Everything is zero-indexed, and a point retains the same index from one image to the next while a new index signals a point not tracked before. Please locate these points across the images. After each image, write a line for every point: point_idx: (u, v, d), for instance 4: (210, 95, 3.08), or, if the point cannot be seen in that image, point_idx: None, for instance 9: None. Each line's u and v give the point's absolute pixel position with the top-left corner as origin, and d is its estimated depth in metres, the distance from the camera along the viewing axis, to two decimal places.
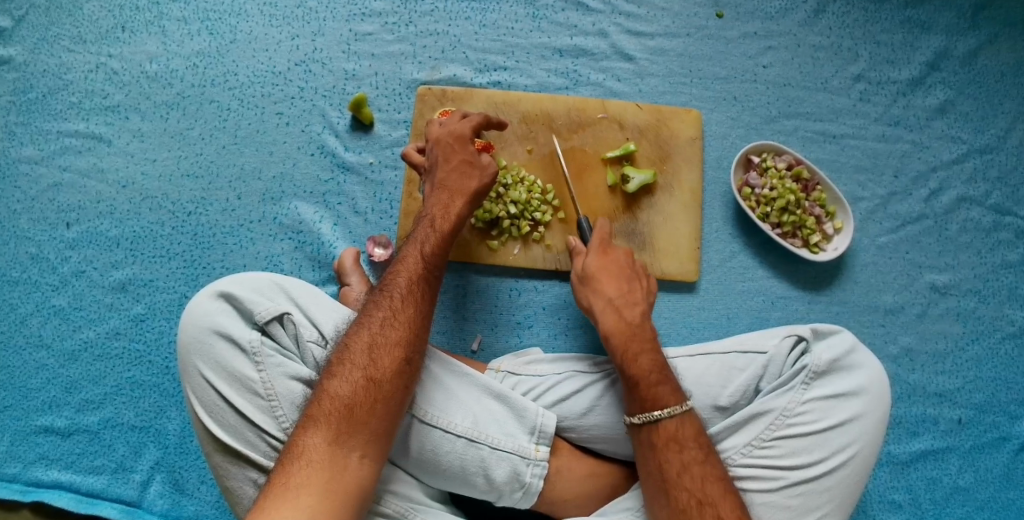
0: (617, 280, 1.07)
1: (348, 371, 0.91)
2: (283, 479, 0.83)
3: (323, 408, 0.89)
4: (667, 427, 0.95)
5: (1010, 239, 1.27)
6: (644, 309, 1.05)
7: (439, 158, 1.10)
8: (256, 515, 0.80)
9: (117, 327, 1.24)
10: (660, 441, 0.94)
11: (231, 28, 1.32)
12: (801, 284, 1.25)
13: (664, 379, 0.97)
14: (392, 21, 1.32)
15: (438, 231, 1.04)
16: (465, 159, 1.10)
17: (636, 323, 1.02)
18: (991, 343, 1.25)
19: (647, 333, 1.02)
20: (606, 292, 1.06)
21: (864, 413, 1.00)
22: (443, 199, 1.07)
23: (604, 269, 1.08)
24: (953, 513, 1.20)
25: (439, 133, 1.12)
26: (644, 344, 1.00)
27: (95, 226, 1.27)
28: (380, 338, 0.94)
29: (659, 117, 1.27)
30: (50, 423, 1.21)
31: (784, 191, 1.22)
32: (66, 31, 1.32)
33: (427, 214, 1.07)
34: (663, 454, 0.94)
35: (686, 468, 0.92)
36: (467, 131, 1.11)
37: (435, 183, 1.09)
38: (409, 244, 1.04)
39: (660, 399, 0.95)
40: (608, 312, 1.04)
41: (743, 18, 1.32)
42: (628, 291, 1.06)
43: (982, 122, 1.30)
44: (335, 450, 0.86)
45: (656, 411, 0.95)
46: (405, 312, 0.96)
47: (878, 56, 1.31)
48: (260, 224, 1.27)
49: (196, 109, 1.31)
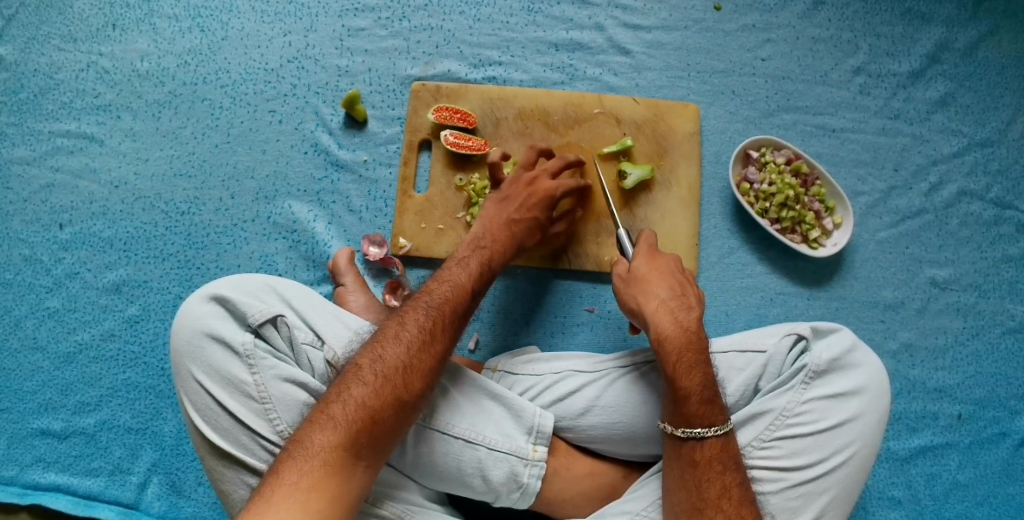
0: (670, 283, 1.02)
1: (380, 383, 0.89)
2: (293, 479, 0.81)
3: (345, 412, 0.87)
4: (713, 445, 0.93)
5: (1011, 233, 1.26)
6: (698, 314, 1.01)
7: (519, 200, 1.12)
8: (258, 512, 0.78)
9: (112, 328, 1.24)
10: (703, 458, 0.93)
11: (223, 25, 1.31)
12: (800, 281, 1.24)
13: (714, 395, 0.95)
14: (385, 15, 1.30)
15: (488, 267, 1.07)
16: (535, 218, 1.12)
17: (693, 328, 0.99)
18: (992, 338, 1.24)
19: (700, 339, 0.99)
20: (658, 293, 1.01)
21: (864, 412, 0.99)
22: (504, 240, 1.10)
23: (658, 272, 1.03)
24: (952, 509, 1.19)
25: (545, 186, 1.13)
26: (698, 354, 0.97)
27: (87, 227, 1.26)
28: (417, 359, 0.93)
29: (656, 112, 1.25)
30: (46, 426, 1.21)
31: (784, 186, 1.21)
32: (56, 29, 1.31)
33: (485, 246, 1.08)
34: (705, 472, 0.92)
35: (726, 490, 0.91)
36: (560, 193, 1.14)
37: (505, 220, 1.11)
38: (457, 267, 1.05)
39: (709, 415, 0.93)
40: (662, 315, 0.99)
41: (742, 11, 1.30)
42: (684, 296, 1.02)
43: (983, 114, 1.28)
44: (347, 456, 0.84)
45: (701, 428, 0.93)
46: (442, 341, 0.96)
47: (878, 48, 1.29)
48: (254, 224, 1.26)
49: (188, 107, 1.29)
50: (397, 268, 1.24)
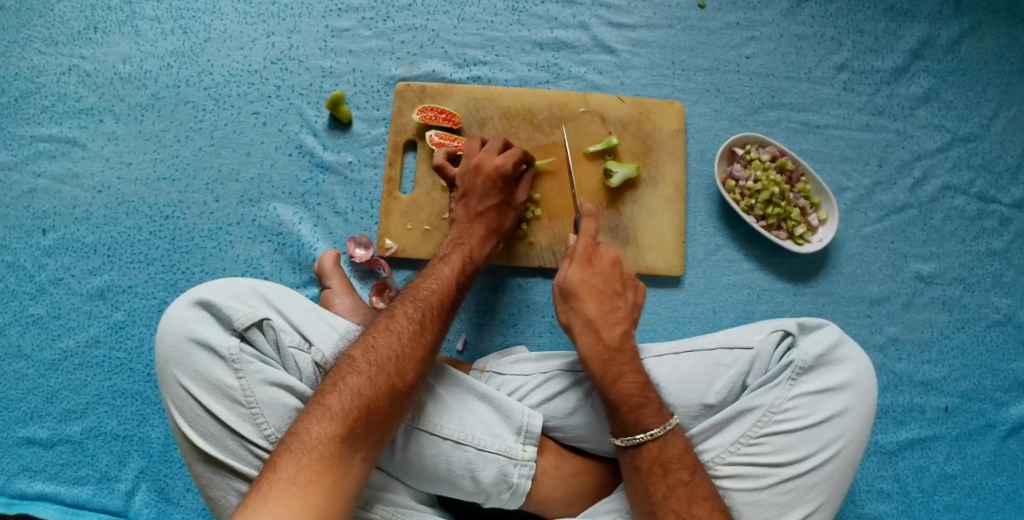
0: (598, 298, 1.07)
1: (373, 373, 0.90)
2: (291, 472, 0.80)
3: (341, 403, 0.87)
4: (651, 449, 0.94)
5: (994, 227, 1.27)
6: (624, 328, 1.05)
7: (476, 189, 1.13)
8: (257, 505, 0.77)
9: (97, 334, 1.23)
10: (645, 463, 0.94)
11: (205, 27, 1.30)
12: (787, 277, 1.25)
13: (647, 399, 0.97)
14: (369, 16, 1.30)
15: (473, 262, 1.10)
16: (501, 200, 1.13)
17: (615, 344, 1.03)
18: (977, 330, 1.25)
19: (625, 352, 1.02)
20: (586, 310, 1.06)
21: (852, 406, 0.99)
22: (481, 235, 1.12)
23: (587, 286, 1.07)
24: (940, 501, 1.20)
25: (484, 164, 1.13)
26: (624, 365, 1.01)
27: (71, 232, 1.25)
28: (408, 349, 0.94)
29: (641, 110, 1.25)
30: (32, 434, 1.20)
31: (769, 183, 1.21)
32: (37, 32, 1.29)
33: (464, 243, 1.11)
34: (648, 476, 0.93)
35: (672, 489, 0.91)
36: (510, 167, 1.13)
37: (472, 212, 1.13)
38: (442, 263, 1.07)
39: (642, 420, 0.95)
40: (585, 332, 1.04)
41: (726, 8, 1.30)
42: (611, 311, 1.06)
43: (966, 109, 1.29)
44: (344, 448, 0.84)
45: (638, 434, 0.95)
46: (431, 332, 0.97)
47: (862, 44, 1.29)
48: (239, 227, 1.25)
49: (171, 110, 1.28)
50: (384, 269, 1.23)
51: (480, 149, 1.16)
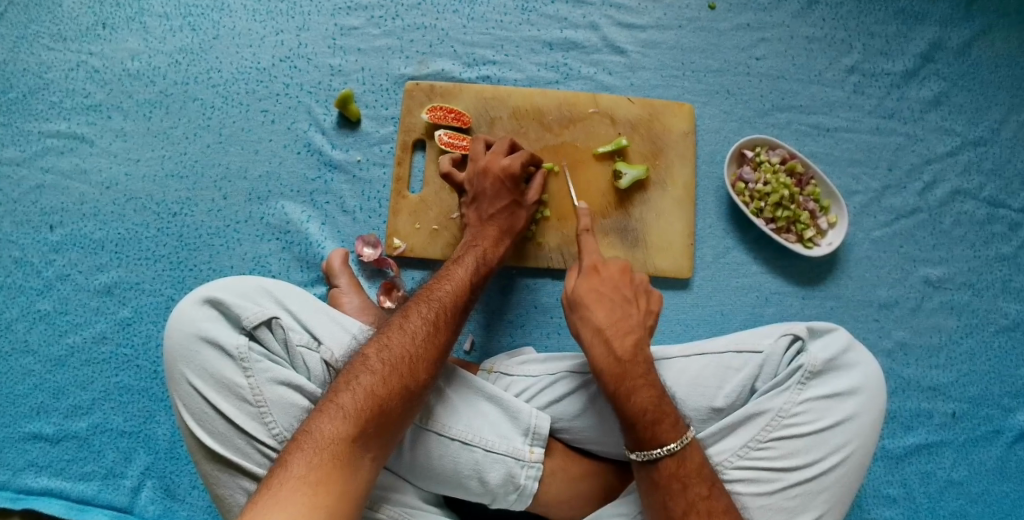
0: (608, 308, 1.03)
1: (386, 371, 0.90)
2: (302, 471, 0.80)
3: (354, 402, 0.87)
4: (669, 465, 0.93)
5: (1004, 232, 1.26)
6: (636, 337, 1.01)
7: (485, 191, 1.12)
8: (267, 504, 0.76)
9: (104, 331, 1.23)
10: (662, 479, 0.93)
11: (214, 24, 1.29)
12: (796, 280, 1.24)
13: (663, 413, 0.95)
14: (379, 14, 1.29)
15: (486, 264, 1.09)
16: (513, 201, 1.13)
17: (626, 356, 0.99)
18: (985, 336, 1.25)
19: (638, 364, 0.99)
20: (596, 319, 1.02)
21: (861, 411, 0.99)
22: (494, 237, 1.12)
23: (596, 295, 1.04)
24: (946, 506, 1.20)
25: (490, 166, 1.13)
26: (636, 378, 0.97)
27: (79, 228, 1.25)
28: (422, 350, 0.94)
29: (651, 111, 1.25)
30: (38, 430, 1.20)
31: (779, 186, 1.21)
32: (45, 28, 1.29)
33: (477, 245, 1.11)
34: (668, 492, 0.92)
35: (692, 505, 0.91)
36: (518, 168, 1.13)
37: (483, 216, 1.13)
38: (456, 264, 1.07)
39: (659, 435, 0.93)
40: (595, 344, 1.00)
41: (736, 10, 1.30)
42: (621, 319, 1.02)
43: (976, 114, 1.28)
44: (355, 449, 0.84)
45: (656, 449, 0.93)
46: (444, 333, 0.97)
47: (872, 47, 1.29)
48: (247, 224, 1.25)
49: (179, 107, 1.28)
50: (391, 269, 1.23)
51: (486, 151, 1.15)
